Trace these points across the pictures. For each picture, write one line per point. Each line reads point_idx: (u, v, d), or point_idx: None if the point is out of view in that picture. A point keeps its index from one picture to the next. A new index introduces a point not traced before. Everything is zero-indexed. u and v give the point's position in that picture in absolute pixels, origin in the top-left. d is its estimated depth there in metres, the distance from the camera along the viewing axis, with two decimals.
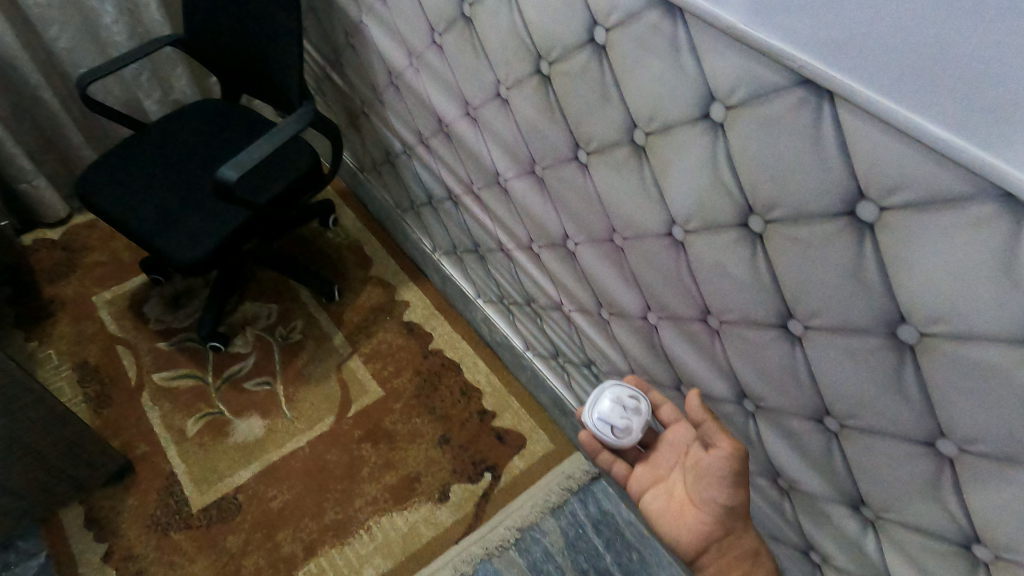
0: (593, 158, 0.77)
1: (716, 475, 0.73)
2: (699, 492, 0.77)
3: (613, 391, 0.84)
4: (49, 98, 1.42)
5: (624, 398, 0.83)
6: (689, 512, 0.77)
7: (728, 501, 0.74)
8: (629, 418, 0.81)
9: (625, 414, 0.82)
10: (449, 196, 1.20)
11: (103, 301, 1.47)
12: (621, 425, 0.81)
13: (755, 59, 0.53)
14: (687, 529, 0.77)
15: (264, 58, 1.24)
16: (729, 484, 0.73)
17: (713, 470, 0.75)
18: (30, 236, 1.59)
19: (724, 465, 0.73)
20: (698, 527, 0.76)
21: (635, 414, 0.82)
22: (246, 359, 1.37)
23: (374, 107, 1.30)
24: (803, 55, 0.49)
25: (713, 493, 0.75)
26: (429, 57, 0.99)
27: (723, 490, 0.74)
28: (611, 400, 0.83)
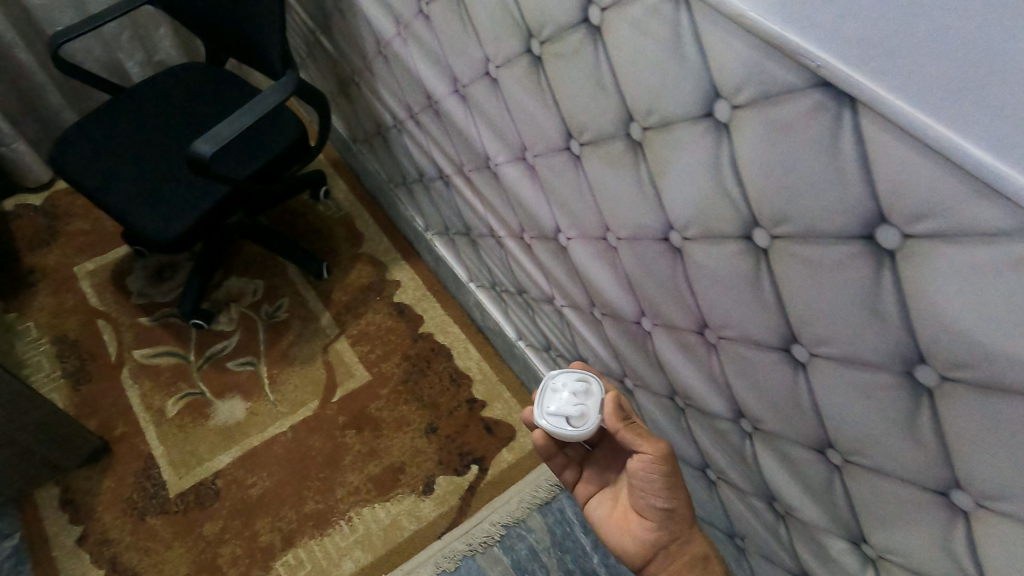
0: (586, 150, 0.70)
1: (650, 484, 0.75)
2: (638, 500, 0.78)
3: (557, 381, 0.79)
4: (26, 58, 1.35)
5: (569, 383, 0.78)
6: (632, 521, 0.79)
7: (664, 505, 0.76)
8: (582, 404, 0.76)
9: (575, 399, 0.77)
10: (439, 175, 1.13)
11: (84, 272, 1.42)
12: (576, 412, 0.75)
13: (768, 54, 0.46)
14: (633, 538, 0.79)
15: (247, 21, 1.16)
16: (664, 489, 0.74)
17: (645, 478, 0.76)
18: (12, 201, 1.53)
19: (654, 475, 0.74)
20: (642, 535, 0.78)
21: (587, 398, 0.77)
22: (230, 337, 1.32)
23: (364, 77, 1.23)
24: (826, 53, 0.42)
25: (653, 500, 0.76)
26: (417, 27, 0.91)
27: (659, 497, 0.75)
28: (558, 391, 0.78)
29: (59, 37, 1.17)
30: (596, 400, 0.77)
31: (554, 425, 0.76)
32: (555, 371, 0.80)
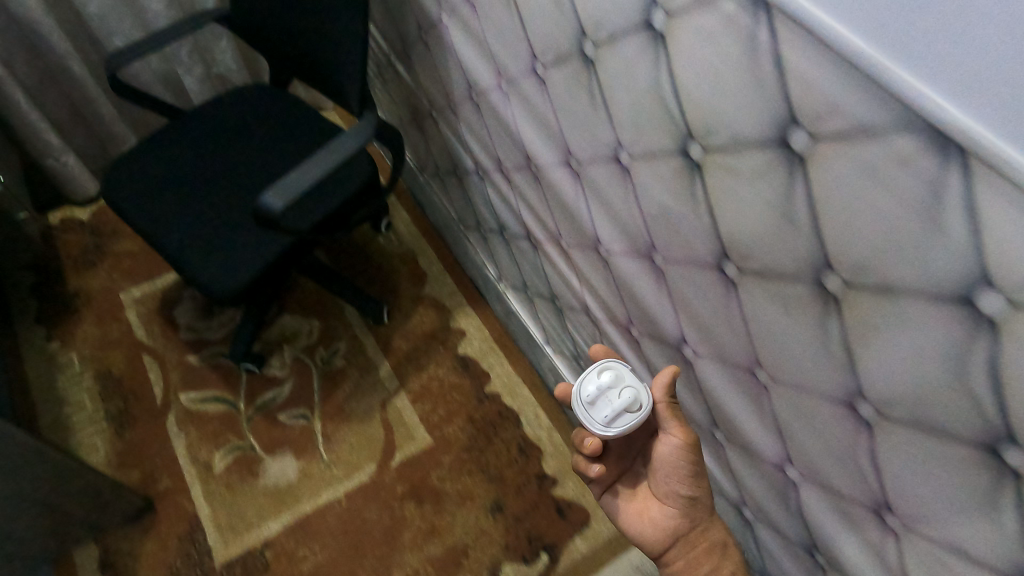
0: (747, 277, 0.58)
1: (676, 469, 0.70)
2: (660, 485, 0.74)
3: (584, 388, 0.68)
4: (80, 69, 1.25)
5: (596, 379, 0.68)
6: (653, 507, 0.75)
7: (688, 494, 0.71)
8: (628, 388, 0.66)
9: (615, 387, 0.67)
10: (527, 236, 1.01)
11: (130, 300, 1.33)
12: (631, 396, 0.65)
13: (873, 100, 0.39)
14: (652, 526, 0.75)
15: (321, 52, 1.04)
16: (689, 475, 0.70)
17: (671, 462, 0.71)
18: (58, 214, 1.45)
19: (681, 459, 0.69)
20: (662, 522, 0.74)
21: (623, 381, 0.67)
22: (283, 385, 1.23)
23: (444, 115, 1.11)
24: (948, 101, 0.35)
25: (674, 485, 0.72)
26: (525, 86, 0.79)
27: (684, 484, 0.71)
28: (598, 395, 0.67)
29: (117, 60, 1.06)
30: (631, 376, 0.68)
31: (626, 424, 0.65)
32: (574, 384, 0.69)
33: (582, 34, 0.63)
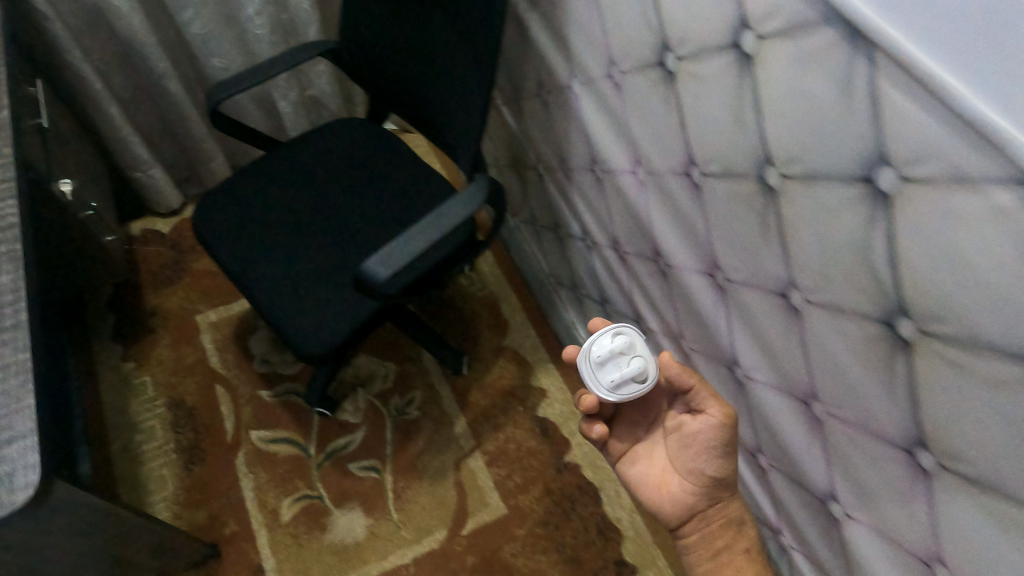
0: (948, 477, 0.49)
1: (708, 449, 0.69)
2: (683, 461, 0.73)
3: (595, 348, 0.68)
4: (176, 88, 1.21)
5: (608, 343, 0.68)
6: (672, 482, 0.74)
7: (717, 476, 0.71)
8: (636, 358, 0.67)
9: (625, 354, 0.67)
10: (637, 320, 0.93)
11: (207, 324, 1.30)
12: (640, 369, 0.66)
13: None
14: (671, 500, 0.74)
15: (435, 99, 0.98)
16: (720, 455, 0.69)
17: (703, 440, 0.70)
18: (139, 225, 1.43)
19: (720, 441, 0.69)
20: (681, 496, 0.73)
21: (634, 349, 0.68)
22: (355, 432, 1.19)
23: (553, 174, 1.03)
24: None
25: (701, 464, 0.71)
26: (670, 183, 0.71)
27: (713, 465, 0.70)
28: (607, 360, 0.67)
29: (218, 90, 1.01)
30: (642, 343, 0.68)
31: (629, 392, 0.67)
32: (585, 342, 0.69)
33: (766, 161, 0.55)
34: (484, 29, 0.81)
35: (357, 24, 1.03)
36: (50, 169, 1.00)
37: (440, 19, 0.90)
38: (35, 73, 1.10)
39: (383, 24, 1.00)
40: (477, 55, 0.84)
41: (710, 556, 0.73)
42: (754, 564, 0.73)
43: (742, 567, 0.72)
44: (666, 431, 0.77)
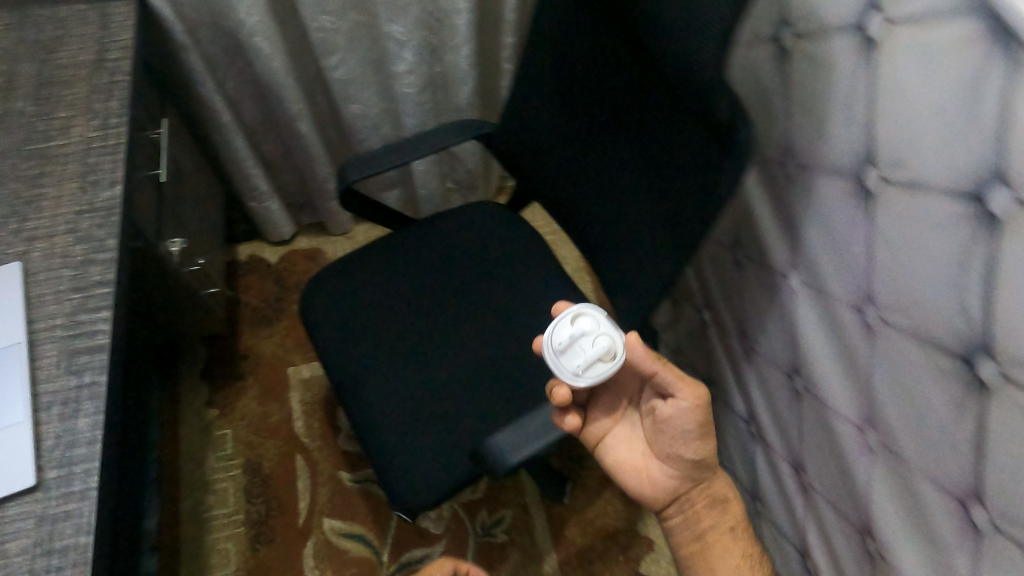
0: None
1: (684, 434, 0.67)
2: (661, 446, 0.71)
3: (556, 334, 0.63)
4: (308, 130, 1.09)
5: (570, 326, 0.63)
6: (654, 467, 0.72)
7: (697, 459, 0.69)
8: (601, 336, 0.62)
9: (590, 334, 0.62)
10: (801, 552, 0.75)
11: (298, 379, 1.21)
12: (607, 345, 0.61)
13: None
14: (654, 486, 0.72)
15: (607, 226, 0.80)
16: (698, 439, 0.67)
17: (677, 428, 0.67)
18: (247, 249, 1.34)
19: (696, 427, 0.67)
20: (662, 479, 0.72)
21: (599, 329, 0.63)
22: (434, 545, 1.07)
23: (721, 333, 0.85)
24: None
25: (679, 450, 0.69)
26: (924, 488, 0.52)
27: (693, 450, 0.68)
28: (573, 342, 0.62)
29: (351, 168, 0.87)
30: (606, 321, 0.63)
31: (599, 372, 0.61)
32: (545, 331, 0.63)
33: None
34: (693, 198, 0.62)
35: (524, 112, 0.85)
36: (161, 228, 0.90)
37: (637, 149, 0.71)
38: (164, 101, 1.00)
39: (559, 125, 0.82)
40: (676, 224, 0.66)
41: (696, 536, 0.73)
42: (742, 541, 0.74)
43: (728, 545, 0.74)
44: (641, 413, 0.73)
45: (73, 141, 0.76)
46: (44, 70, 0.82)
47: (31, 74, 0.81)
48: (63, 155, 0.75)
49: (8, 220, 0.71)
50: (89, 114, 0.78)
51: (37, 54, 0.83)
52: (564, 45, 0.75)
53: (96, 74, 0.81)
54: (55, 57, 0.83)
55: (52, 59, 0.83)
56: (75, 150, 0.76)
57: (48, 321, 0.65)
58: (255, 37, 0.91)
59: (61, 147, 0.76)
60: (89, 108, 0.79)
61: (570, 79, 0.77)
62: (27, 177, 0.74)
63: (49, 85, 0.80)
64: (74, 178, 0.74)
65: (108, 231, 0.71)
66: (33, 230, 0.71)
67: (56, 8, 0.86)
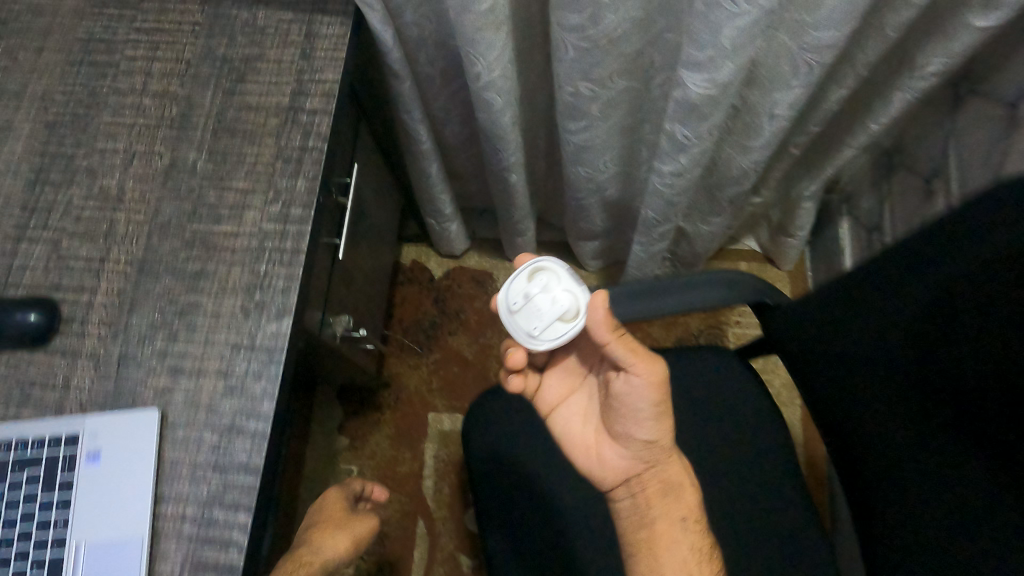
0: None
1: (637, 411, 0.69)
2: (612, 423, 0.73)
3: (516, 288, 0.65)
4: (518, 179, 0.87)
5: (525, 286, 0.64)
6: (606, 446, 0.75)
7: (650, 438, 0.71)
8: (562, 293, 0.64)
9: (542, 290, 0.64)
10: None
11: (436, 430, 1.08)
12: (567, 305, 0.64)
13: None
14: (607, 466, 0.74)
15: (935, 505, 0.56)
16: (651, 415, 0.69)
17: (628, 405, 0.70)
18: (412, 252, 1.17)
19: (652, 406, 0.68)
20: (616, 461, 0.74)
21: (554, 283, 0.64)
22: None
23: None
24: None
25: (631, 429, 0.71)
26: None
27: (645, 428, 0.71)
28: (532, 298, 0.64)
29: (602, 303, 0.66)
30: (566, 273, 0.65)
31: (558, 332, 0.64)
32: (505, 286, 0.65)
33: None
34: None
35: (841, 305, 0.58)
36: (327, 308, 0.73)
37: None
38: (360, 122, 0.80)
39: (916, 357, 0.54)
40: None
41: (645, 522, 0.72)
42: (697, 533, 0.72)
43: (678, 535, 0.72)
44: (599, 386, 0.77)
45: (245, 231, 0.59)
46: (228, 107, 0.63)
47: (212, 111, 0.63)
48: (231, 250, 0.59)
49: (156, 334, 0.57)
50: (269, 194, 0.60)
51: (223, 79, 0.64)
52: (935, 272, 0.49)
53: (288, 130, 0.62)
54: (243, 89, 0.64)
55: (238, 90, 0.64)
56: (245, 246, 0.59)
57: (177, 506, 0.52)
58: (490, 92, 0.68)
59: (230, 235, 0.59)
60: (271, 184, 0.61)
61: (982, 329, 0.47)
62: (185, 272, 0.58)
63: (230, 133, 0.62)
64: (238, 291, 0.58)
65: (265, 387, 0.55)
66: (180, 358, 0.56)
67: (256, 11, 0.66)
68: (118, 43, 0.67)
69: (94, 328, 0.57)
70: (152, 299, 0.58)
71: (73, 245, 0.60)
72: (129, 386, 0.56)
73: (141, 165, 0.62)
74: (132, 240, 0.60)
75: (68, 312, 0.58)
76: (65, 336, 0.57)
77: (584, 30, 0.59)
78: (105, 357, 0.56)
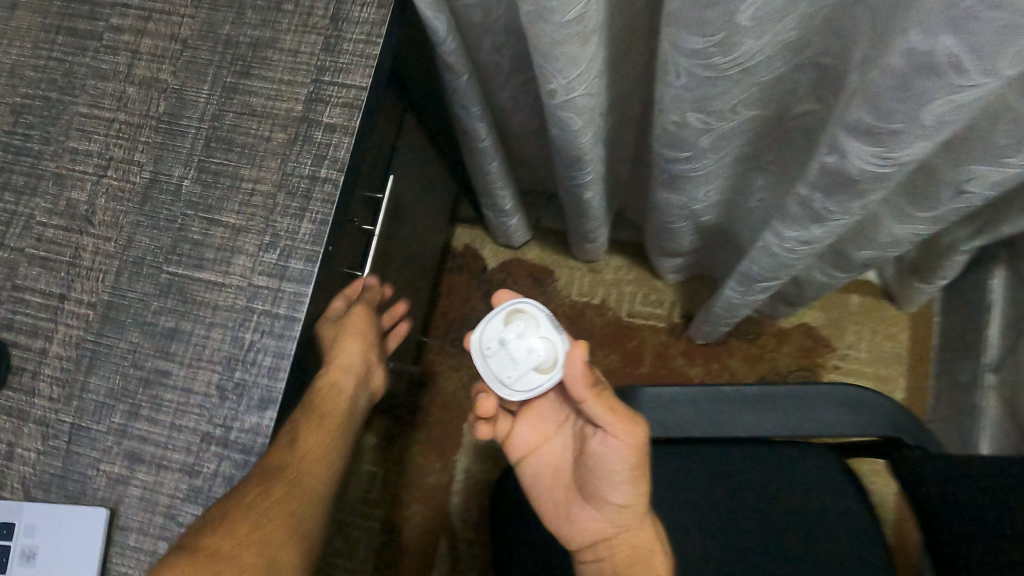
0: None
1: (612, 473, 0.56)
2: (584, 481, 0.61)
3: (491, 332, 0.57)
4: (595, 194, 0.70)
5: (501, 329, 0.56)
6: (577, 506, 0.62)
7: (624, 504, 0.57)
8: (537, 341, 0.56)
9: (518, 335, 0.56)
10: None
11: (470, 443, 0.97)
12: (544, 356, 0.55)
13: None
14: (574, 527, 0.61)
15: None
16: (626, 478, 0.56)
17: (603, 467, 0.57)
18: (466, 236, 1.03)
19: (626, 470, 0.55)
20: (585, 521, 0.61)
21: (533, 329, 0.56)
22: None
23: None
24: None
25: (603, 492, 0.58)
26: None
27: (617, 492, 0.57)
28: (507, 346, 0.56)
29: (651, 402, 0.55)
30: (545, 321, 0.56)
31: (531, 384, 0.55)
32: (478, 328, 0.57)
33: None
34: None
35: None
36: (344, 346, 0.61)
37: None
38: (406, 114, 0.64)
39: None
40: None
41: None
42: None
43: None
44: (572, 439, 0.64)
45: (231, 284, 0.47)
46: (226, 110, 0.49)
47: (207, 113, 0.49)
48: (211, 309, 0.46)
49: (115, 406, 0.46)
50: (265, 238, 0.47)
51: (224, 70, 0.50)
52: None
53: (298, 150, 0.48)
54: (247, 86, 0.49)
55: (242, 87, 0.49)
56: (229, 305, 0.46)
57: None
58: (569, 111, 0.51)
59: (213, 286, 0.47)
60: (268, 224, 0.47)
61: None
62: (155, 329, 0.47)
63: (226, 146, 0.49)
64: (215, 365, 0.46)
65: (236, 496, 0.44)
66: (140, 440, 0.45)
67: None
68: (104, 6, 0.53)
69: (46, 386, 0.47)
70: (114, 359, 0.47)
71: (30, 272, 0.49)
72: (79, 468, 0.45)
73: (116, 177, 0.49)
74: (98, 276, 0.48)
75: (20, 359, 0.47)
76: (13, 391, 0.47)
77: (709, 56, 0.41)
78: (54, 426, 0.46)
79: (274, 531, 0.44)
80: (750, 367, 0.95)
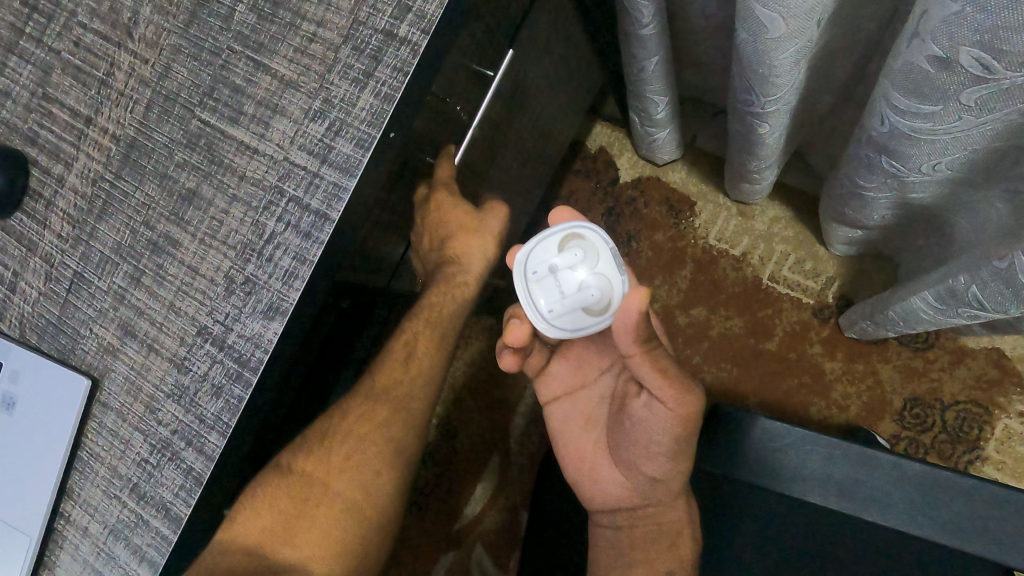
0: None
1: (649, 440, 0.44)
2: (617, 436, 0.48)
3: (540, 253, 0.44)
4: (772, 129, 0.53)
5: (552, 251, 0.44)
6: (604, 464, 0.49)
7: (655, 476, 0.45)
8: (591, 278, 0.43)
9: (572, 263, 0.43)
10: None
11: None
12: (598, 293, 0.43)
13: None
14: (594, 479, 0.49)
15: None
16: (665, 451, 0.43)
17: (640, 431, 0.44)
18: (603, 138, 0.87)
19: (664, 442, 0.43)
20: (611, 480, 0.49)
21: (590, 261, 0.43)
22: None
23: None
24: None
25: (636, 456, 0.46)
26: None
27: (650, 461, 0.45)
28: (555, 275, 0.43)
29: (768, 439, 0.43)
30: (607, 254, 0.43)
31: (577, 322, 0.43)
32: (524, 245, 0.45)
33: None
34: None
35: None
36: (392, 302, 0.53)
37: None
38: None
39: None
40: None
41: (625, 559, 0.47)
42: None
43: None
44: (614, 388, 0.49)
45: (265, 153, 0.37)
46: None
47: None
48: (238, 178, 0.37)
49: (119, 265, 0.39)
50: (315, 103, 0.36)
51: None
52: None
53: None
54: None
55: None
56: (257, 179, 0.37)
57: (82, 514, 0.38)
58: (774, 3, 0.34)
59: (245, 149, 0.37)
60: (322, 85, 0.36)
61: None
62: (175, 186, 0.38)
63: None
64: (228, 249, 0.37)
65: (219, 408, 0.36)
66: (136, 312, 0.38)
67: None
68: None
69: (57, 221, 0.40)
70: (128, 210, 0.39)
71: (62, 82, 0.41)
72: (70, 324, 0.39)
73: None
74: (128, 104, 0.39)
75: (39, 181, 0.41)
76: (25, 215, 0.41)
77: None
78: (57, 269, 0.40)
79: (360, 449, 0.50)
80: (905, 381, 0.77)
